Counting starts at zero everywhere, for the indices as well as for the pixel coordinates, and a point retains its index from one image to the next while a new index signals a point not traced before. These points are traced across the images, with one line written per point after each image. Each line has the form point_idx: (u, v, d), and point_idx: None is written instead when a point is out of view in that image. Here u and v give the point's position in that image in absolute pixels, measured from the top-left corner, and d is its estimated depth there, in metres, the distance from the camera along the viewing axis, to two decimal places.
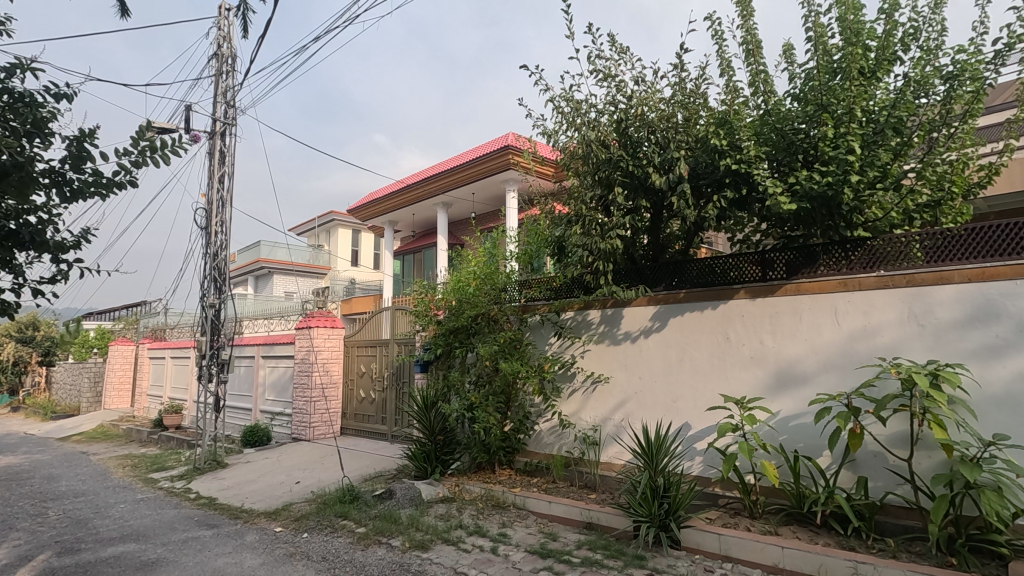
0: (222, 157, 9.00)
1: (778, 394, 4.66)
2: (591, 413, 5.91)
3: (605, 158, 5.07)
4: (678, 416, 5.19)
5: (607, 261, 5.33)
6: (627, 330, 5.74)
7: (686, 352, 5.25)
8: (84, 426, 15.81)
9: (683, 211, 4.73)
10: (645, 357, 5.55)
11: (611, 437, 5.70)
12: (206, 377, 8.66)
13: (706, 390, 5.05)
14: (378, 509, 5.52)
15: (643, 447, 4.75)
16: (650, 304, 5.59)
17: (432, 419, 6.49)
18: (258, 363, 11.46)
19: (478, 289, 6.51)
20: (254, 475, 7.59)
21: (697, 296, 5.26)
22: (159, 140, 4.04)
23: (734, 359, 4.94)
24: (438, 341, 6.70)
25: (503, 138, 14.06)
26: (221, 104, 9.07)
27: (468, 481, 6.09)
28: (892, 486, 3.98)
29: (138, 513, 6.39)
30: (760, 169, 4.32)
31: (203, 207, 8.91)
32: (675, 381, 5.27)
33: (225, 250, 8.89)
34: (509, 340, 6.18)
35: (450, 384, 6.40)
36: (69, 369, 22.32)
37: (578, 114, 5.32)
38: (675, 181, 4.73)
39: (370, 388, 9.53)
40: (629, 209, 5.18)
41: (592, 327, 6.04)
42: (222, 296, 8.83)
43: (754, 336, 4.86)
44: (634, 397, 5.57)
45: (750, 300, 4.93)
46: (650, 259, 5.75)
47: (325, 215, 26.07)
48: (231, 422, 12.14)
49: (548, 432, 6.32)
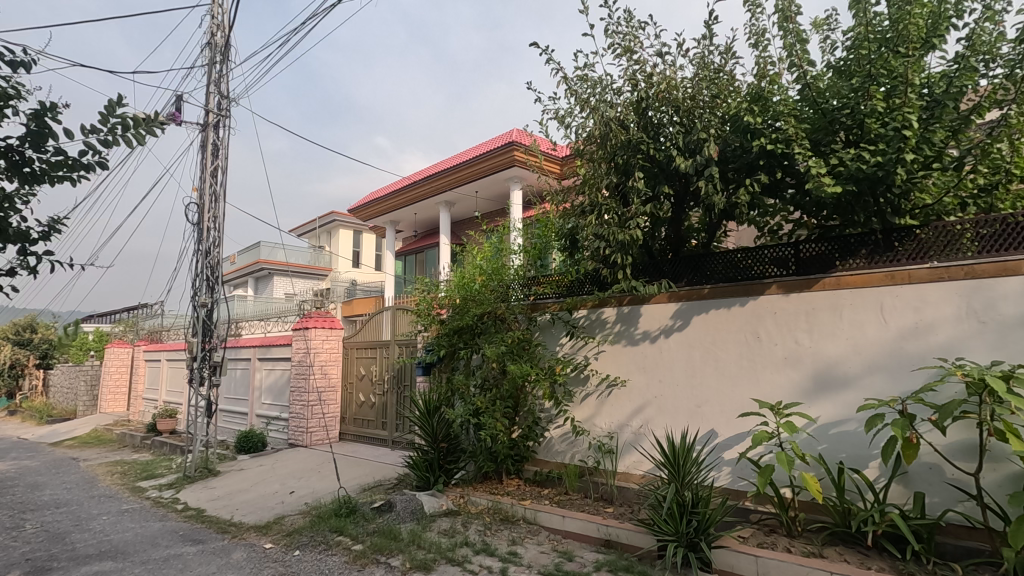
0: (215, 149, 8.61)
1: (816, 399, 4.23)
2: (606, 419, 5.47)
3: (623, 141, 4.67)
4: (703, 422, 4.76)
5: (627, 254, 4.89)
6: (646, 329, 5.31)
7: (712, 353, 4.83)
8: (77, 431, 15.38)
9: (711, 197, 4.28)
10: (665, 358, 5.11)
11: (628, 445, 5.26)
12: (198, 381, 8.24)
13: (734, 395, 4.63)
14: (376, 524, 5.08)
15: (667, 457, 4.32)
16: (671, 301, 5.16)
17: (435, 425, 6.07)
18: (254, 366, 11.05)
19: (483, 286, 6.09)
20: (246, 485, 7.18)
21: (724, 291, 4.83)
22: (131, 116, 3.62)
23: (765, 361, 4.52)
24: (441, 342, 6.26)
25: (505, 135, 13.70)
26: (213, 94, 8.67)
27: (473, 493, 5.67)
28: (952, 503, 3.54)
29: (120, 527, 5.96)
30: (799, 149, 3.88)
31: (195, 202, 8.50)
32: (699, 384, 4.84)
33: (218, 247, 8.48)
34: (517, 340, 5.75)
35: (454, 388, 5.98)
36: (67, 371, 21.97)
37: (593, 94, 4.90)
38: (702, 165, 4.31)
39: (370, 392, 9.11)
40: (650, 197, 4.77)
41: (607, 326, 5.61)
42: (214, 295, 8.42)
43: (788, 336, 4.43)
44: (653, 402, 5.14)
45: (782, 295, 4.50)
46: (670, 253, 5.34)
47: (326, 216, 25.65)
48: (226, 427, 11.72)
49: (560, 439, 5.86)
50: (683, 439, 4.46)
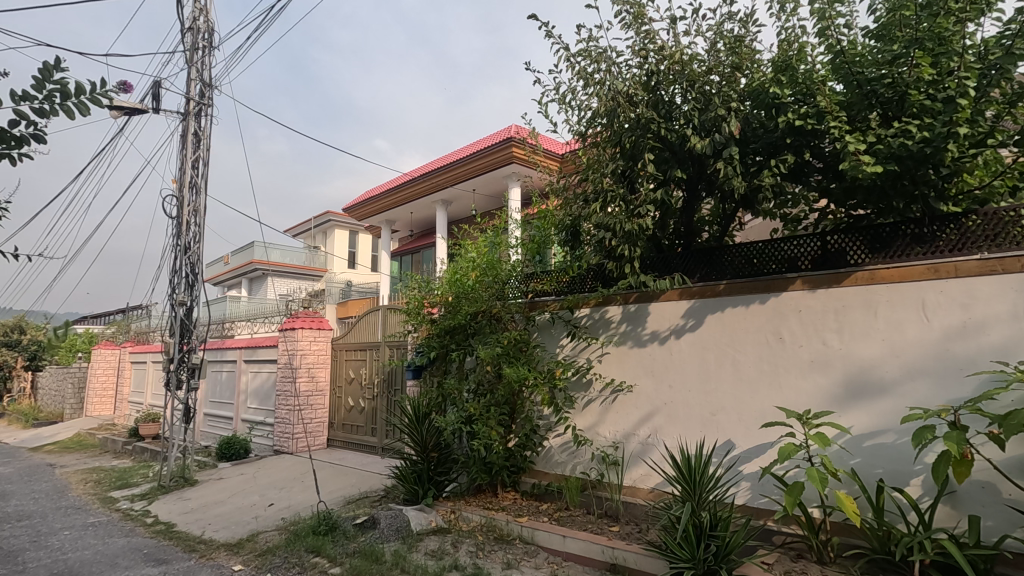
0: (196, 140, 8.16)
1: (847, 408, 3.78)
2: (611, 427, 5.01)
3: (632, 120, 4.22)
4: (719, 432, 4.32)
5: (635, 245, 4.43)
6: (654, 329, 4.86)
7: (729, 355, 4.38)
8: (59, 435, 14.85)
9: (731, 179, 3.82)
10: (676, 361, 4.66)
11: (635, 457, 4.79)
12: (175, 385, 7.75)
13: (754, 402, 4.19)
14: (358, 543, 4.61)
15: (681, 471, 3.86)
16: (682, 299, 4.71)
17: (425, 433, 5.60)
18: (239, 368, 10.58)
19: (477, 282, 5.62)
20: (222, 496, 6.70)
21: (742, 288, 4.39)
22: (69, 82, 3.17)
23: (788, 365, 4.08)
24: (432, 343, 5.80)
25: (505, 131, 13.24)
26: (195, 82, 8.22)
27: (466, 507, 5.20)
28: (1010, 528, 3.10)
29: (81, 543, 5.46)
30: (832, 125, 3.44)
31: (174, 194, 8.03)
32: (714, 389, 4.41)
33: (198, 243, 8.01)
34: (514, 341, 5.29)
35: (446, 393, 5.52)
36: (54, 374, 21.45)
37: (598, 69, 4.44)
38: (720, 145, 3.86)
39: (359, 397, 8.63)
40: (660, 182, 4.32)
41: (611, 326, 5.16)
42: (194, 293, 7.93)
43: (815, 337, 3.99)
44: (663, 409, 4.69)
45: (809, 291, 4.05)
46: (681, 247, 4.90)
47: (320, 216, 25.12)
48: (211, 432, 11.23)
49: (560, 449, 5.38)
50: (697, 450, 4.00)
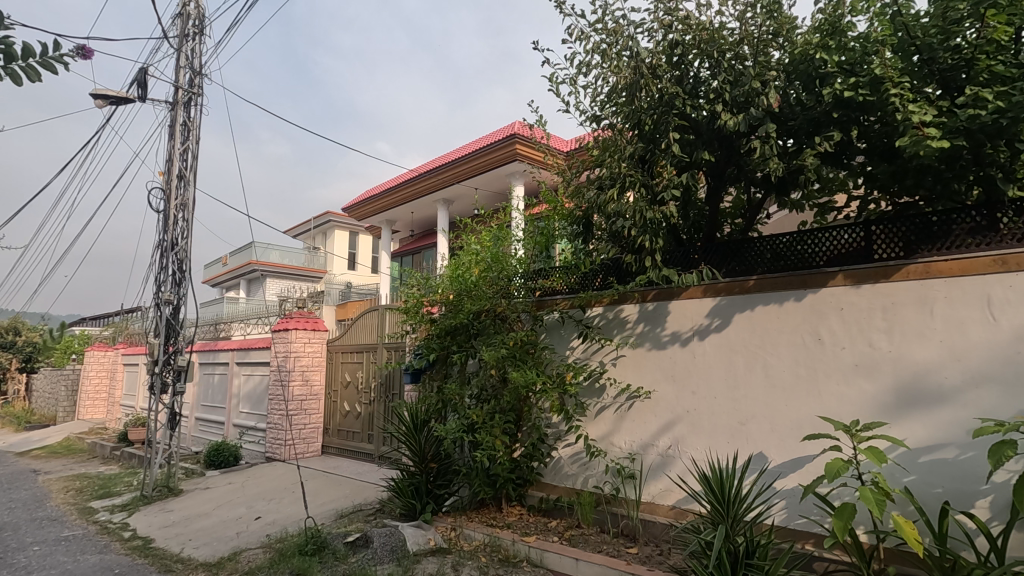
0: (185, 130, 7.75)
1: (899, 418, 3.36)
2: (627, 436, 4.58)
3: (655, 97, 3.82)
4: (749, 443, 3.90)
5: (657, 235, 4.00)
6: (675, 329, 4.43)
7: (760, 358, 3.96)
8: (48, 439, 14.44)
9: (768, 159, 3.40)
10: (700, 365, 4.24)
11: (654, 470, 4.36)
12: (159, 389, 7.31)
13: (788, 410, 3.77)
14: (348, 566, 4.17)
15: (710, 490, 3.43)
16: (707, 296, 4.28)
17: (424, 443, 5.18)
18: (232, 371, 10.16)
19: (480, 278, 5.19)
20: (207, 508, 6.26)
21: (775, 284, 3.96)
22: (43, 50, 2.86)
23: (828, 369, 3.65)
24: (431, 345, 5.38)
25: (509, 128, 12.85)
26: (184, 69, 7.79)
27: (467, 524, 4.78)
28: None
29: (49, 561, 5.01)
30: (888, 96, 3.02)
31: (161, 187, 7.61)
32: (743, 396, 3.99)
33: (186, 238, 7.58)
34: (520, 343, 4.88)
35: (446, 399, 5.09)
36: (48, 376, 21.05)
37: (617, 41, 4.02)
38: (756, 122, 3.44)
39: (355, 401, 8.20)
40: (685, 165, 3.91)
41: (626, 327, 4.73)
42: (180, 291, 7.49)
43: (859, 338, 3.56)
44: (685, 418, 4.26)
45: (853, 287, 3.62)
46: (705, 239, 4.47)
47: (320, 216, 24.70)
48: (202, 437, 10.81)
49: (570, 460, 4.93)
50: (727, 466, 3.57)
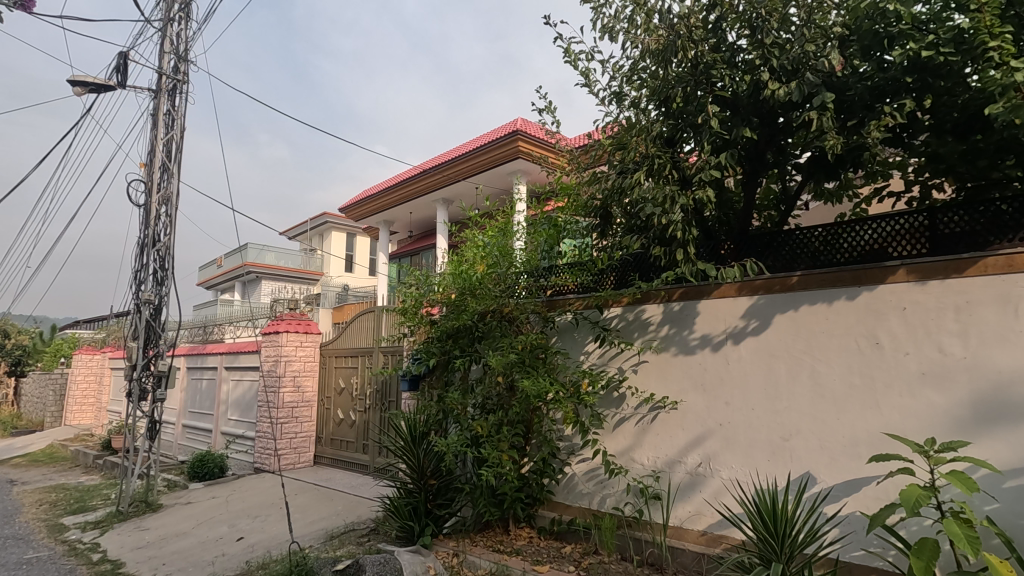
0: (169, 119, 7.27)
1: (979, 435, 2.87)
2: (650, 452, 4.10)
3: (691, 67, 3.40)
4: (793, 461, 3.43)
5: (690, 225, 3.53)
6: (705, 332, 3.96)
7: (805, 364, 3.48)
8: (31, 446, 13.90)
9: (827, 134, 2.93)
10: (735, 373, 3.77)
11: (683, 491, 3.88)
12: (137, 396, 6.79)
13: (840, 425, 3.29)
14: None
15: (762, 524, 3.04)
16: (742, 295, 3.80)
17: (423, 457, 4.69)
18: (220, 376, 9.66)
19: (485, 276, 4.71)
20: (186, 526, 5.74)
21: (823, 280, 3.48)
22: None
23: (889, 378, 3.17)
24: (431, 349, 4.91)
25: (510, 125, 12.40)
26: (168, 55, 7.32)
27: (471, 549, 4.29)
28: None
29: None
30: (978, 55, 2.56)
31: (142, 179, 7.12)
32: (786, 407, 3.52)
33: (169, 234, 7.08)
34: (530, 347, 4.40)
35: (448, 409, 4.61)
36: (36, 380, 20.49)
37: (644, 6, 3.60)
38: (810, 91, 2.99)
39: (349, 409, 7.71)
40: (722, 145, 3.45)
41: (648, 329, 4.26)
42: (162, 290, 6.99)
43: (926, 342, 3.08)
44: (718, 432, 3.78)
45: (918, 284, 3.14)
46: (740, 231, 4.00)
47: (317, 217, 24.22)
48: (189, 445, 10.30)
49: (585, 477, 4.44)
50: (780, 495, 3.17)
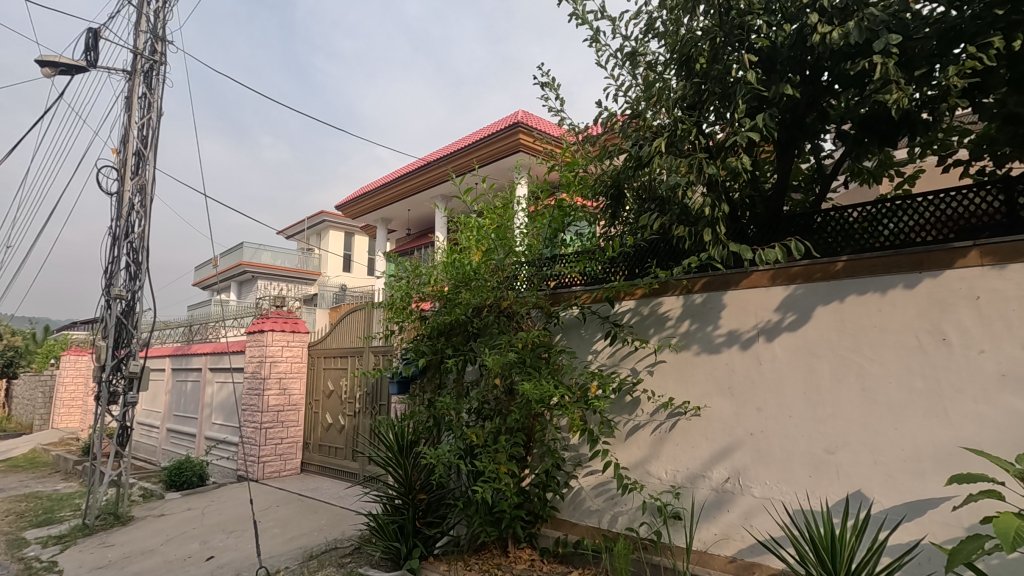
0: (145, 102, 6.78)
1: None
2: (668, 464, 3.59)
3: (725, 13, 2.93)
4: (840, 478, 2.93)
5: (720, 200, 3.02)
6: (733, 328, 3.45)
7: (853, 364, 2.97)
8: (16, 451, 13.41)
9: (892, 83, 2.43)
10: (769, 374, 3.26)
11: (707, 510, 3.37)
12: (106, 399, 6.29)
13: (898, 437, 2.79)
14: None
15: (827, 551, 2.61)
16: (776, 284, 3.29)
17: (411, 469, 4.20)
18: (205, 377, 9.16)
19: (481, 265, 4.21)
20: (153, 543, 5.23)
21: (874, 266, 2.97)
22: None
23: (960, 382, 2.66)
24: (421, 348, 4.40)
25: (512, 117, 11.86)
26: (143, 33, 6.82)
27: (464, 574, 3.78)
28: None
29: None
30: None
31: (115, 166, 6.62)
32: (831, 415, 3.01)
33: (143, 224, 6.58)
34: (532, 345, 3.89)
35: (439, 415, 4.11)
36: (26, 383, 19.98)
37: None
38: (871, 33, 2.48)
39: (338, 413, 7.20)
40: (759, 107, 2.96)
41: (666, 325, 3.75)
42: (135, 285, 6.50)
43: (1006, 338, 2.57)
44: (749, 443, 3.28)
45: (995, 269, 2.63)
46: (774, 212, 3.50)
47: (314, 216, 23.73)
48: (173, 450, 9.80)
49: (594, 493, 3.93)
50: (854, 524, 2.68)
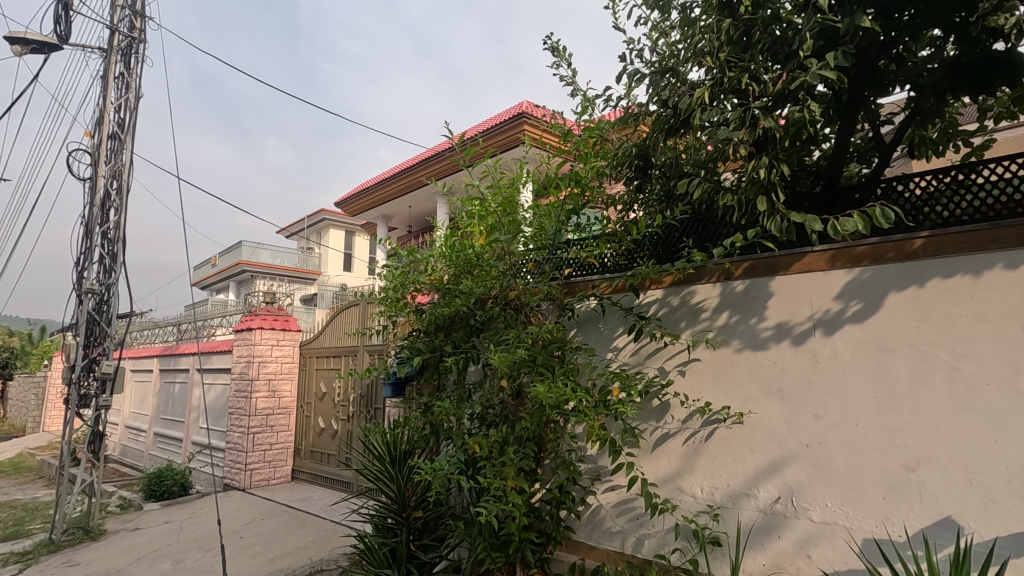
0: (122, 81, 6.29)
1: None
2: (705, 480, 3.06)
3: None
4: (924, 502, 2.39)
5: (776, 162, 2.49)
6: (782, 321, 2.92)
7: (940, 363, 2.43)
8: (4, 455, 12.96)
9: None
10: (830, 375, 2.72)
11: (754, 537, 2.84)
12: (76, 402, 5.78)
13: (1000, 453, 2.25)
14: None
15: None
16: (836, 267, 2.75)
17: (405, 482, 3.68)
18: (193, 379, 8.66)
19: (484, 250, 3.69)
20: (122, 562, 4.73)
21: (965, 241, 2.43)
22: None
23: None
24: (417, 345, 3.89)
25: (516, 107, 11.29)
26: (121, 8, 6.32)
27: None
28: None
29: None
30: None
31: (88, 150, 6.12)
32: (911, 424, 2.47)
33: (118, 213, 6.08)
34: (543, 341, 3.37)
35: (436, 422, 3.59)
36: (21, 385, 19.55)
37: None
38: None
39: (332, 417, 6.67)
40: (824, 48, 2.44)
41: (700, 318, 3.21)
42: (109, 279, 6.00)
43: None
44: (805, 457, 2.74)
45: None
46: (830, 183, 2.97)
47: (314, 214, 23.18)
48: (161, 455, 9.31)
49: (616, 512, 3.40)
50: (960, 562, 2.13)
